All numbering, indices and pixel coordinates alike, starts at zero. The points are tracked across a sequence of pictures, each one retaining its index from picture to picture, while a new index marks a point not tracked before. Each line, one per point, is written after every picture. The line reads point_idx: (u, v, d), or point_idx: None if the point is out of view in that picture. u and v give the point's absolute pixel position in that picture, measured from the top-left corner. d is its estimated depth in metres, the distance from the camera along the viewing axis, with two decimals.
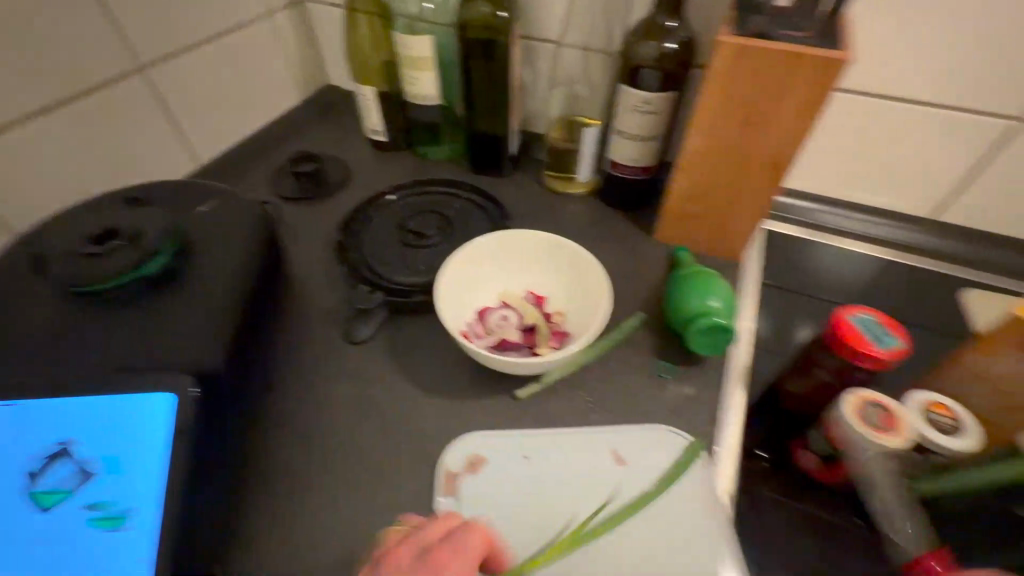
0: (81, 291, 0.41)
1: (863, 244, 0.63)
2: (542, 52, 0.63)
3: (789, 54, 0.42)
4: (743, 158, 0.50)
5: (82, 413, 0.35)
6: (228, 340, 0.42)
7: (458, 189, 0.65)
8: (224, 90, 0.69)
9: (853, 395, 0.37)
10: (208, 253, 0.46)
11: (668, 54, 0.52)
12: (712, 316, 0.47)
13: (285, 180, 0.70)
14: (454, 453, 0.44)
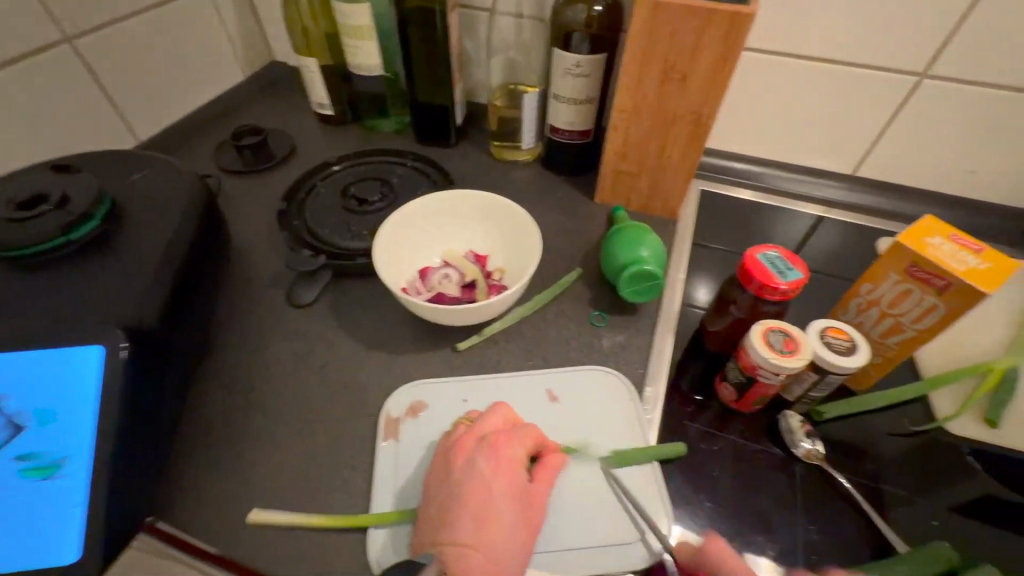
0: (8, 255, 0.41)
1: (790, 200, 0.68)
2: (479, 20, 0.64)
3: (698, 10, 0.44)
4: (668, 114, 0.52)
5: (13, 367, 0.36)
6: (164, 300, 0.42)
7: (404, 158, 0.66)
8: (161, 63, 0.68)
9: (760, 327, 0.39)
10: (142, 218, 0.47)
11: (596, 17, 0.54)
12: (643, 264, 0.49)
13: (228, 154, 0.70)
14: (397, 401, 0.45)
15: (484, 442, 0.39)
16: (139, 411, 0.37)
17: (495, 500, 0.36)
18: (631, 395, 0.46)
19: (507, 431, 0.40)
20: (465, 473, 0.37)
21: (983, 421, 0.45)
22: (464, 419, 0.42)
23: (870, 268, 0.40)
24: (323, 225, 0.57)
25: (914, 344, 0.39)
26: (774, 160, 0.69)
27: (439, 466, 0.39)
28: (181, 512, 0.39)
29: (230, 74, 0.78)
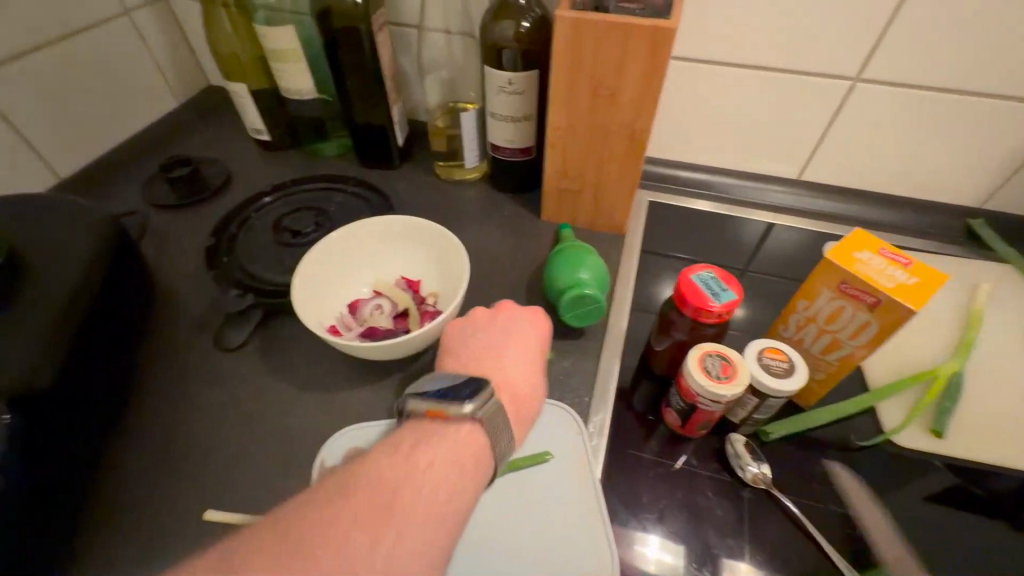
0: None
1: (739, 207, 0.68)
2: (411, 39, 0.62)
3: (620, 25, 0.43)
4: (603, 130, 0.51)
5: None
6: (65, 360, 0.39)
7: (342, 184, 0.64)
8: (80, 95, 0.64)
9: (697, 350, 0.38)
10: (43, 269, 0.43)
11: (524, 33, 0.52)
12: (581, 287, 0.48)
13: (158, 188, 0.66)
14: (331, 446, 0.42)
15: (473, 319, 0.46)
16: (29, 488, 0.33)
17: (498, 370, 0.41)
18: (579, 427, 0.43)
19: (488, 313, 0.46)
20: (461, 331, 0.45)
21: (930, 431, 0.45)
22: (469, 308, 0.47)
23: (806, 286, 0.39)
24: (254, 261, 0.54)
25: (854, 361, 0.39)
26: (722, 168, 0.68)
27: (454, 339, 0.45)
28: None
29: (162, 101, 0.75)
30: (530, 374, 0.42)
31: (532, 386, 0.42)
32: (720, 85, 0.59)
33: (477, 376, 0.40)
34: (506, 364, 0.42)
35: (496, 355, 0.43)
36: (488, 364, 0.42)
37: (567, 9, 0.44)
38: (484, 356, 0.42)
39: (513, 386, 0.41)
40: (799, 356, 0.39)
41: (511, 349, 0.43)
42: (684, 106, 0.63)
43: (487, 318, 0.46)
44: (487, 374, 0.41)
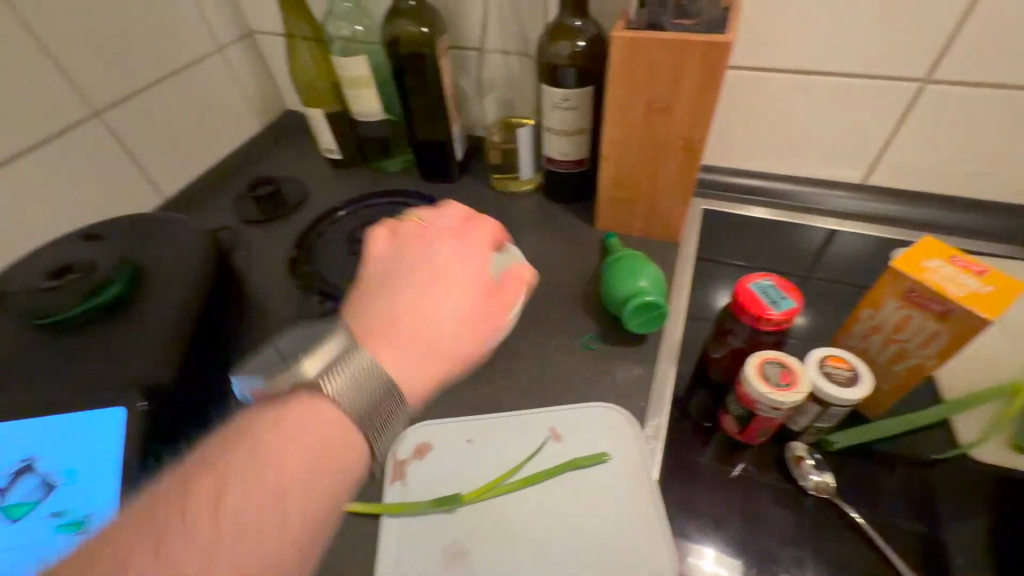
0: (44, 323, 0.44)
1: (795, 214, 0.67)
2: (471, 61, 0.66)
3: (675, 42, 0.44)
4: (658, 142, 0.52)
5: (47, 438, 0.39)
6: (180, 357, 0.45)
7: (406, 199, 0.68)
8: (183, 123, 0.73)
9: (755, 358, 0.39)
10: (161, 278, 0.50)
11: (579, 52, 0.55)
12: (646, 294, 0.50)
13: (246, 205, 0.74)
14: (403, 442, 0.46)
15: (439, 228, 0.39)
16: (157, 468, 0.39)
17: (416, 269, 0.35)
18: (634, 430, 0.45)
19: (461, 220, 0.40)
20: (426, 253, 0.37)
21: (1010, 446, 0.43)
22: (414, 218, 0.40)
23: (871, 294, 0.38)
24: (331, 270, 0.60)
25: (924, 371, 0.38)
26: (778, 173, 0.67)
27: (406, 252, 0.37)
28: None
29: (247, 126, 0.83)
30: (455, 267, 0.36)
31: (457, 311, 0.34)
32: (778, 92, 0.59)
33: (397, 262, 0.36)
34: (433, 261, 0.36)
35: (425, 264, 0.36)
36: (425, 252, 0.37)
37: (621, 29, 0.46)
38: (419, 247, 0.37)
39: (436, 300, 0.34)
40: (863, 365, 0.39)
41: (458, 241, 0.38)
42: (739, 114, 0.63)
43: (448, 231, 0.39)
44: (410, 263, 0.36)
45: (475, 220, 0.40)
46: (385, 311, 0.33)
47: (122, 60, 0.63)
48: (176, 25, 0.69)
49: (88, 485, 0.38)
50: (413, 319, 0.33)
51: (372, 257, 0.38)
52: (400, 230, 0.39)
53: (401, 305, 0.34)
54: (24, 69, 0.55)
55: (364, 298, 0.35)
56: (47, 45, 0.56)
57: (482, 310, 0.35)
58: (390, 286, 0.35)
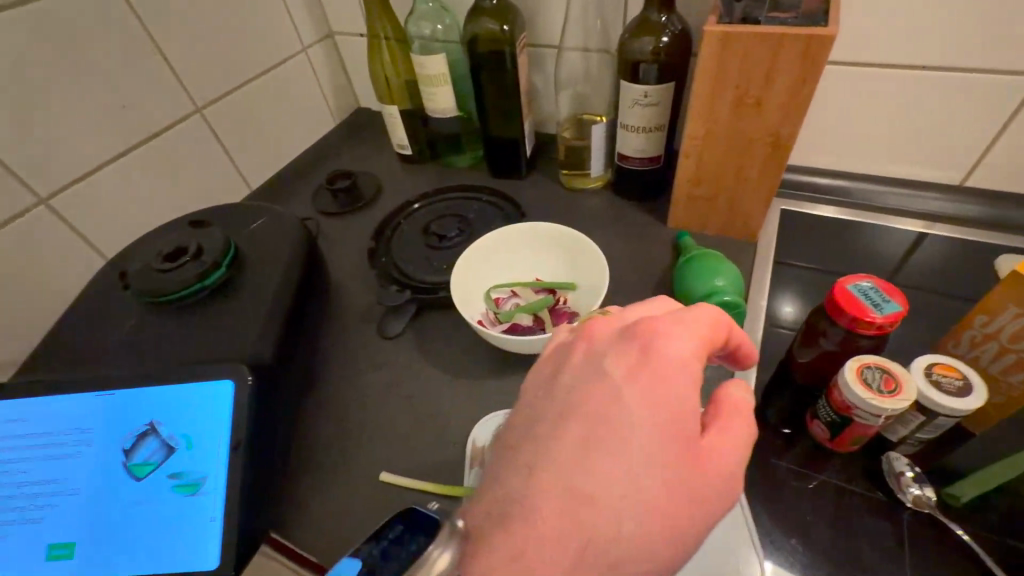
0: (163, 299, 0.49)
1: (875, 215, 0.63)
2: (547, 58, 0.67)
3: (772, 37, 0.43)
4: (744, 138, 0.51)
5: (162, 403, 0.41)
6: (278, 338, 0.48)
7: (477, 194, 0.70)
8: (271, 120, 0.77)
9: (854, 361, 0.37)
10: (258, 264, 0.53)
11: (663, 47, 0.55)
12: (722, 294, 0.48)
13: (324, 197, 0.78)
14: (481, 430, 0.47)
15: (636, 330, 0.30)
16: (261, 439, 0.42)
17: (609, 394, 0.28)
18: None
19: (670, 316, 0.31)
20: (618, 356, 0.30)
21: None
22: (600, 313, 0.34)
23: (985, 299, 0.37)
24: (407, 261, 0.62)
25: None
26: (858, 173, 0.64)
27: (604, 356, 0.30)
28: (294, 529, 0.43)
29: (323, 123, 0.87)
30: (664, 405, 0.27)
31: (665, 471, 0.26)
32: (871, 88, 0.56)
33: (579, 441, 0.27)
34: (629, 400, 0.28)
35: (623, 414, 0.27)
36: (630, 382, 0.28)
37: (714, 23, 0.46)
38: (619, 352, 0.30)
39: (636, 461, 0.26)
40: (974, 374, 0.37)
41: (648, 373, 0.28)
42: (826, 111, 0.60)
43: (630, 362, 0.29)
44: (601, 413, 0.28)
45: (683, 314, 0.30)
46: (578, 442, 0.27)
47: (222, 61, 0.68)
48: (268, 27, 0.73)
49: (200, 449, 0.40)
50: (618, 440, 0.27)
51: (554, 359, 0.32)
52: (592, 329, 0.32)
53: (600, 443, 0.27)
54: (143, 69, 0.60)
55: (546, 413, 0.30)
56: (162, 47, 0.61)
57: (692, 465, 0.27)
58: (585, 426, 0.28)
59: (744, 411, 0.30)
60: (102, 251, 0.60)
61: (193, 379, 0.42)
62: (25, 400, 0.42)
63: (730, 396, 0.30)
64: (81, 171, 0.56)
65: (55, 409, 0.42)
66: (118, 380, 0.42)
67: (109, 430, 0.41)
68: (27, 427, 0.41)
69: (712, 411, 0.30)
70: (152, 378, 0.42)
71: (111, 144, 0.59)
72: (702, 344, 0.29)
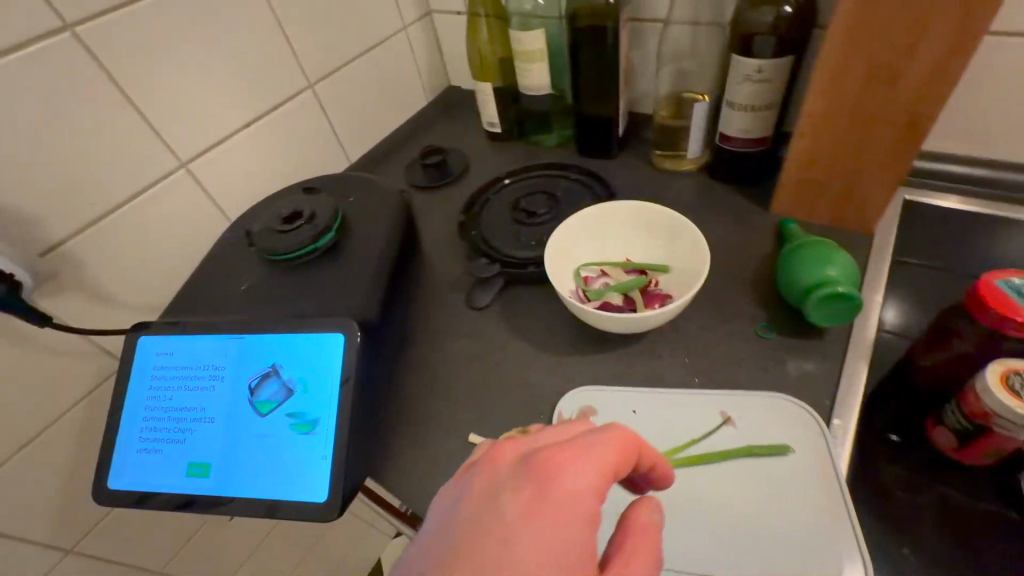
0: (280, 257, 0.54)
1: (1007, 205, 0.57)
2: (650, 33, 0.64)
3: (925, 1, 0.39)
4: (872, 119, 0.47)
5: (282, 350, 0.46)
6: (381, 300, 0.51)
7: (567, 172, 0.69)
8: (371, 96, 0.81)
9: (999, 365, 0.34)
10: (363, 231, 0.57)
11: (784, 18, 0.51)
12: (836, 284, 0.45)
13: (416, 172, 0.80)
14: (567, 403, 0.48)
15: (537, 456, 0.31)
16: (365, 392, 0.45)
17: (500, 530, 0.29)
18: (821, 427, 0.42)
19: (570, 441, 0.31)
20: (510, 492, 0.30)
21: None
22: (513, 435, 0.35)
23: None
24: (496, 236, 0.63)
25: None
26: (999, 159, 0.57)
27: (499, 488, 0.31)
28: (388, 478, 0.46)
29: (417, 101, 0.90)
30: (557, 529, 0.28)
31: None
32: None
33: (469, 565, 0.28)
34: (518, 540, 0.28)
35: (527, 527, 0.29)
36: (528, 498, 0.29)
37: None
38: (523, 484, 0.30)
39: None
40: None
41: (542, 512, 0.29)
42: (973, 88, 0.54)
43: (525, 499, 0.29)
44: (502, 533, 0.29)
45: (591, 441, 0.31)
46: None
47: (332, 38, 0.72)
48: (374, 6, 0.76)
49: (315, 394, 0.44)
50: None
51: (457, 482, 0.33)
52: (498, 453, 0.33)
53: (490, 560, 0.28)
54: (266, 45, 0.65)
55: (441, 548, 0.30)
56: (283, 25, 0.66)
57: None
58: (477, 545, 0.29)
59: (654, 540, 0.31)
60: (227, 213, 0.66)
61: (310, 331, 0.46)
62: (170, 336, 0.48)
63: (641, 516, 0.31)
64: (214, 140, 0.63)
65: (195, 347, 0.48)
66: (247, 326, 0.47)
67: (238, 369, 0.46)
68: (173, 360, 0.48)
69: (620, 534, 0.31)
70: (274, 326, 0.47)
71: (237, 114, 0.64)
72: (603, 475, 0.30)
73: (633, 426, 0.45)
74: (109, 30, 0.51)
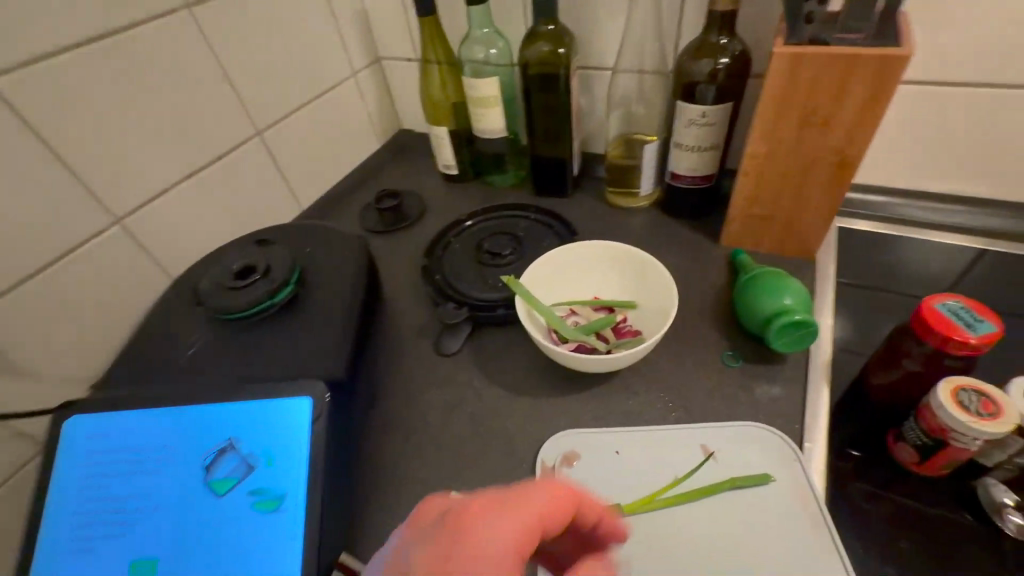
0: (232, 317, 0.50)
1: (906, 228, 0.65)
2: (598, 79, 0.68)
3: (845, 56, 0.44)
4: (808, 157, 0.51)
5: (242, 419, 0.42)
6: (348, 355, 0.48)
7: (527, 211, 0.70)
8: (321, 142, 0.79)
9: (949, 383, 0.37)
10: (322, 282, 0.54)
11: (721, 69, 0.55)
12: (793, 313, 0.48)
13: (371, 217, 0.78)
14: (550, 449, 0.46)
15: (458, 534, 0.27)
16: (337, 459, 0.42)
17: None
18: (795, 453, 0.44)
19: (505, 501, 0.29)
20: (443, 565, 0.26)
21: None
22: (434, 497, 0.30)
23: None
24: (461, 278, 0.62)
25: None
26: (895, 189, 0.66)
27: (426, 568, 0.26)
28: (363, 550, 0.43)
29: (368, 144, 0.88)
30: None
31: None
32: (929, 105, 0.58)
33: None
34: None
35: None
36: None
37: (783, 45, 0.47)
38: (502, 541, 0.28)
39: None
40: None
41: None
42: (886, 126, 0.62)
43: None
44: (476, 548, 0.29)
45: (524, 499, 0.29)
46: None
47: (281, 85, 0.70)
48: (323, 53, 0.75)
49: (280, 466, 0.40)
50: None
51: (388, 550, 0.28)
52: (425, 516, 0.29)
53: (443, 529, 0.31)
54: (211, 92, 0.62)
55: None
56: (229, 73, 0.64)
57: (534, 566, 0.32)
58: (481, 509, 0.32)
59: None
60: (166, 268, 0.62)
61: (273, 397, 0.43)
62: (109, 415, 0.43)
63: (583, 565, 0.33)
64: (152, 193, 0.58)
65: (136, 425, 0.43)
66: (201, 395, 0.44)
67: (189, 444, 0.42)
68: (110, 442, 0.42)
69: None
70: (229, 395, 0.43)
71: (179, 164, 0.61)
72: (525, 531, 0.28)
73: (618, 468, 0.45)
74: (35, 82, 0.47)
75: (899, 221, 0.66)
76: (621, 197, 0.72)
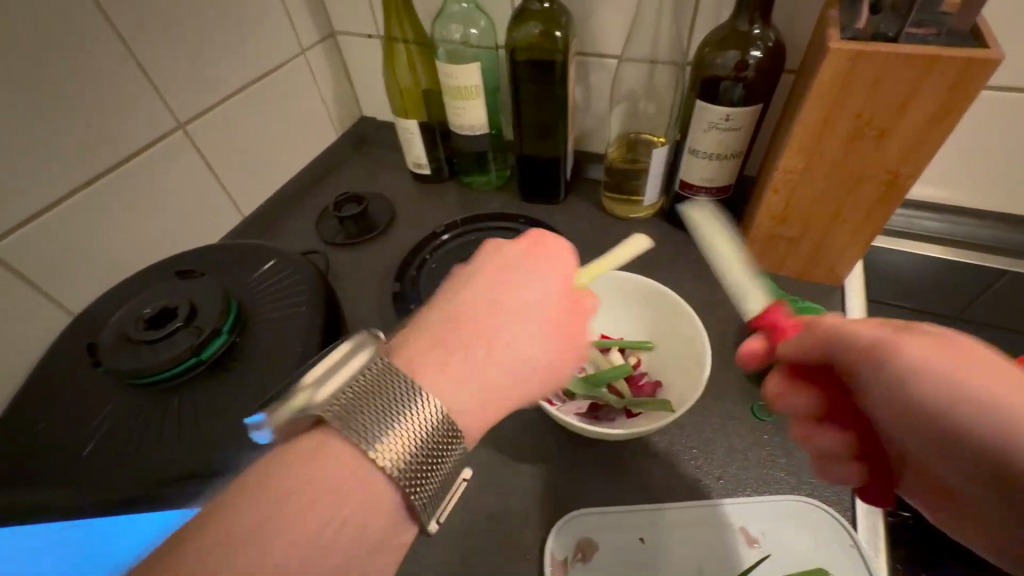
0: (143, 380, 0.39)
1: (995, 254, 0.56)
2: (599, 69, 0.58)
3: (918, 58, 0.36)
4: (852, 174, 0.44)
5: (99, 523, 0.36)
6: None
7: (514, 223, 0.60)
8: (266, 136, 0.66)
9: None
10: (265, 326, 0.43)
11: (751, 63, 0.46)
12: None
13: (329, 225, 0.66)
14: (561, 538, 0.38)
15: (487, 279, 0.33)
16: None
17: (458, 315, 0.31)
18: (851, 536, 0.37)
19: (530, 250, 0.34)
20: (494, 271, 0.33)
21: None
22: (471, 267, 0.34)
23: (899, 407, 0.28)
24: None
25: None
26: (968, 209, 0.56)
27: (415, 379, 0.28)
28: None
29: (324, 137, 0.75)
30: (376, 498, 0.25)
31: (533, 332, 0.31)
32: (1000, 118, 0.49)
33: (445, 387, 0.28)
34: (476, 323, 0.30)
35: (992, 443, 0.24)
36: None
37: (837, 39, 0.38)
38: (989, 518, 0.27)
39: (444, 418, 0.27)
40: None
41: (503, 285, 0.32)
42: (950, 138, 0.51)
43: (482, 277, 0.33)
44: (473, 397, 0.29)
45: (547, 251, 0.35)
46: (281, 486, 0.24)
47: (208, 66, 0.56)
48: (264, 28, 0.61)
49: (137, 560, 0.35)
50: (484, 352, 0.29)
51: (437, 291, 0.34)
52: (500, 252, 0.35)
53: (513, 336, 0.30)
54: (115, 74, 0.48)
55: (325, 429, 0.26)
56: (136, 53, 0.49)
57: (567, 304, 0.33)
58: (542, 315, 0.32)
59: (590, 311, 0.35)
60: (64, 304, 0.49)
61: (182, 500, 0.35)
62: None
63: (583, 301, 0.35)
64: (38, 210, 0.45)
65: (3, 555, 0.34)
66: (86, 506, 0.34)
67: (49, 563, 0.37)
68: None
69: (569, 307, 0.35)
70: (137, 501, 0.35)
71: (72, 167, 0.47)
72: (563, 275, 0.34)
73: (644, 563, 0.37)
74: None
75: (964, 243, 0.56)
76: (620, 205, 0.62)
